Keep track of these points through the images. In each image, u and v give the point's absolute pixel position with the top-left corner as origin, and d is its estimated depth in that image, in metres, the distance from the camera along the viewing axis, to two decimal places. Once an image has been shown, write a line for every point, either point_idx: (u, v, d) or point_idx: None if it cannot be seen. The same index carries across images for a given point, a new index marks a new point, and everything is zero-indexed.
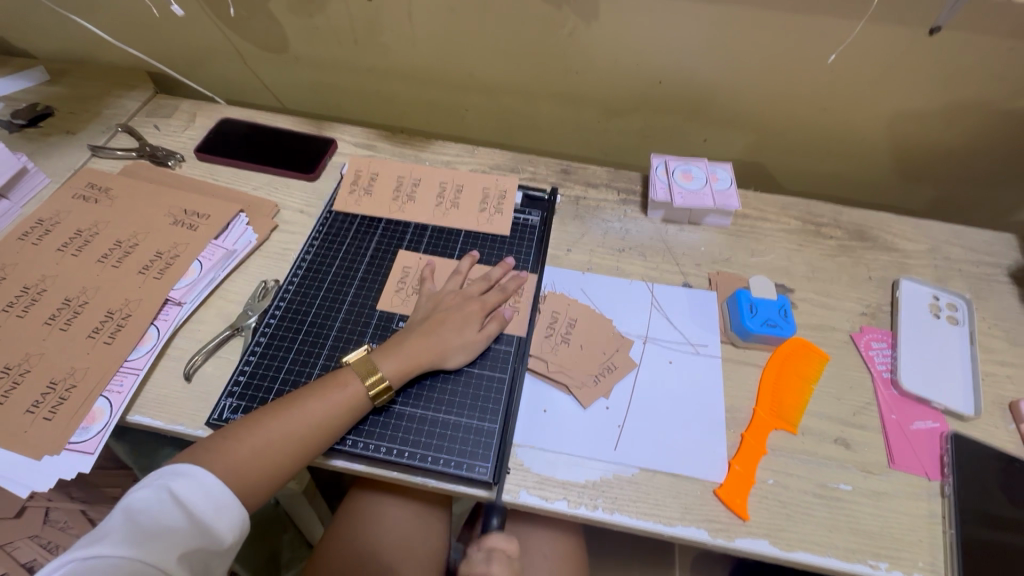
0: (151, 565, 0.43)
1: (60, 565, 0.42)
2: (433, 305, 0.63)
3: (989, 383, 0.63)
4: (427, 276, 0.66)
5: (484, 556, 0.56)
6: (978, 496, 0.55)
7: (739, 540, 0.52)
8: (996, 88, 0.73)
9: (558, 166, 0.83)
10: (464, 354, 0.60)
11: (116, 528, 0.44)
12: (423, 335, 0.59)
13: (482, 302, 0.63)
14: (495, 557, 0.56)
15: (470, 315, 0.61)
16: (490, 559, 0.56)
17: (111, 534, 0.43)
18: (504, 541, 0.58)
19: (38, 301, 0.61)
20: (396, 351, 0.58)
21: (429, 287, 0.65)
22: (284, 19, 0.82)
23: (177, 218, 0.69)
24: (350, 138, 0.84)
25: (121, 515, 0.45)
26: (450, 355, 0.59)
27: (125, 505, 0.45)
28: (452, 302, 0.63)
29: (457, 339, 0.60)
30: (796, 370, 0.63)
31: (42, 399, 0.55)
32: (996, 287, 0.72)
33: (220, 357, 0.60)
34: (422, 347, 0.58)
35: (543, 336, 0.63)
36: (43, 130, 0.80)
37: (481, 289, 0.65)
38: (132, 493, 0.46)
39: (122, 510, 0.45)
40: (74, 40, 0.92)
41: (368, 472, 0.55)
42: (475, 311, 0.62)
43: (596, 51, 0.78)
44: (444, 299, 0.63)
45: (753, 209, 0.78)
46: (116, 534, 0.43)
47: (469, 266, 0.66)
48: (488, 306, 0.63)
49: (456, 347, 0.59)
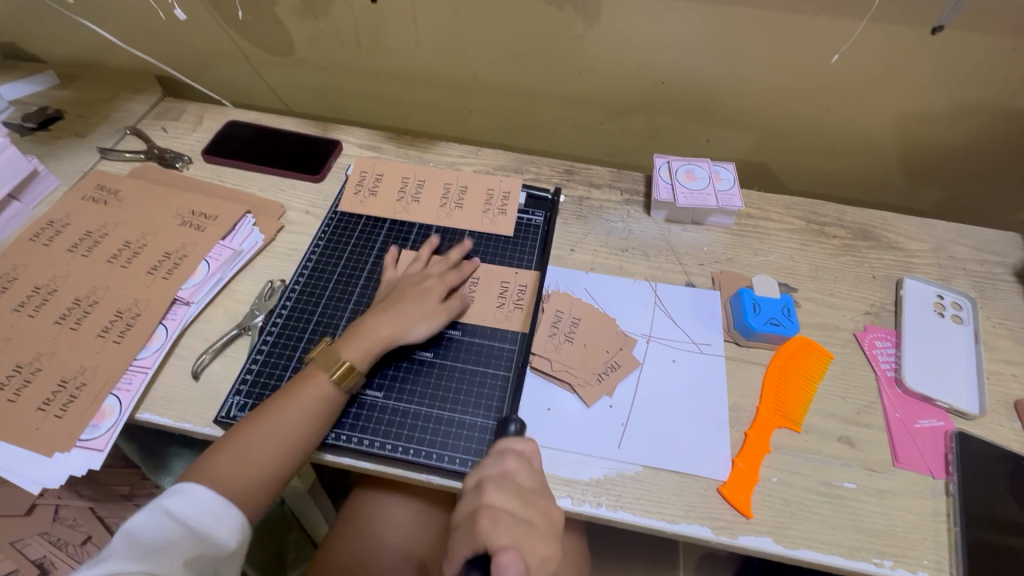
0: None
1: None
2: (392, 288, 0.64)
3: (994, 382, 0.63)
4: (387, 264, 0.67)
5: (499, 456, 0.49)
6: (983, 494, 0.55)
7: (743, 537, 0.52)
8: (999, 86, 0.72)
9: (562, 166, 0.83)
10: (425, 325, 0.60)
11: (118, 551, 0.45)
12: (380, 314, 0.60)
13: (439, 279, 0.64)
14: (512, 455, 0.49)
15: (427, 290, 0.62)
16: (505, 457, 0.49)
17: (114, 555, 0.45)
18: (519, 443, 0.51)
19: (49, 301, 0.62)
20: (354, 334, 0.58)
21: (390, 274, 0.66)
22: (290, 22, 0.83)
23: (185, 219, 0.70)
24: (355, 140, 0.84)
25: (122, 539, 0.46)
26: (410, 327, 0.59)
27: (124, 529, 0.47)
28: (409, 282, 0.64)
29: (416, 313, 0.60)
30: (800, 369, 0.63)
31: (53, 397, 0.56)
32: (1001, 286, 0.72)
33: (228, 356, 0.61)
34: (381, 324, 0.59)
35: (547, 335, 0.63)
36: (53, 133, 0.81)
37: (441, 270, 0.66)
38: (130, 518, 0.47)
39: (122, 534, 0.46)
40: (83, 44, 0.93)
41: (374, 469, 0.56)
42: (434, 287, 0.63)
43: (598, 52, 0.79)
44: (401, 282, 0.64)
45: (756, 209, 0.79)
46: (120, 555, 0.45)
47: (427, 251, 0.68)
48: (446, 284, 0.64)
49: (416, 320, 0.60)
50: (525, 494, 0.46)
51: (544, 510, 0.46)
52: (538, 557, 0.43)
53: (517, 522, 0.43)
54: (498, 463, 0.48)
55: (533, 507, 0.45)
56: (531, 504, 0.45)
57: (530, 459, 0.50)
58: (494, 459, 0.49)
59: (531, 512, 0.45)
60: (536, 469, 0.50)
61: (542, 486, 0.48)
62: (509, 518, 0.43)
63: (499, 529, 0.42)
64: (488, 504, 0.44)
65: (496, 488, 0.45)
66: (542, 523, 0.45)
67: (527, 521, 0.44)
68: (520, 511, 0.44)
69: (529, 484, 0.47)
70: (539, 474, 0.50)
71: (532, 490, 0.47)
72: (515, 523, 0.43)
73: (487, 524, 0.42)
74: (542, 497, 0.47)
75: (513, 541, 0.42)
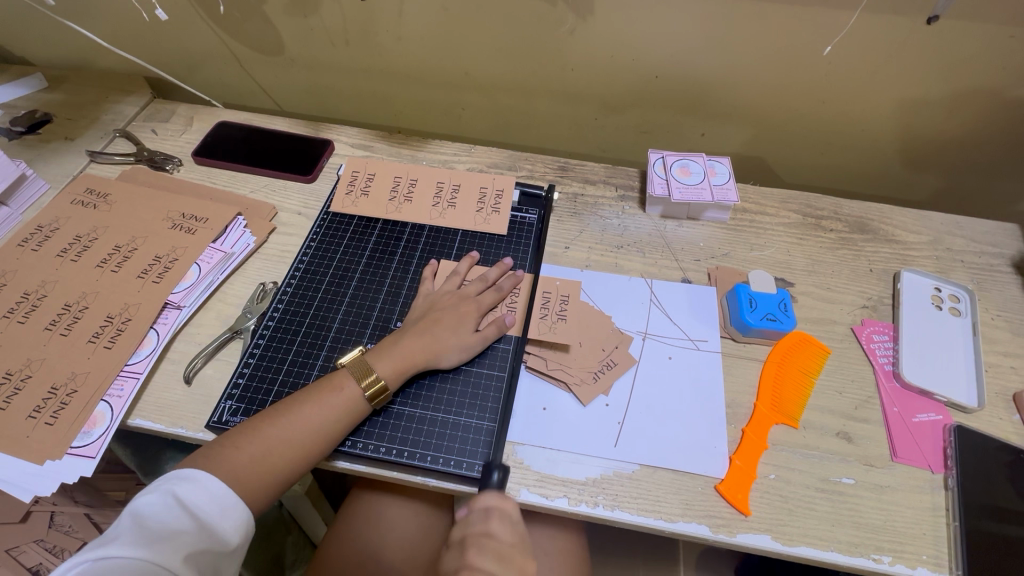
0: (160, 568, 0.43)
1: (72, 569, 0.42)
2: (429, 304, 0.63)
3: (993, 374, 0.63)
4: (426, 276, 0.66)
5: (481, 516, 0.50)
6: (981, 487, 0.55)
7: (741, 535, 0.52)
8: (997, 76, 0.72)
9: (556, 163, 0.82)
10: (459, 353, 0.59)
11: (125, 530, 0.44)
12: (419, 333, 0.59)
13: (477, 302, 0.63)
14: (495, 516, 0.50)
15: (465, 314, 0.61)
16: (489, 519, 0.50)
17: (121, 538, 0.44)
18: (500, 498, 0.51)
19: (38, 307, 0.62)
20: (390, 351, 0.57)
21: (427, 287, 0.65)
22: (279, 21, 0.82)
23: (176, 222, 0.70)
24: (347, 139, 0.84)
25: (128, 520, 0.45)
26: (445, 353, 0.59)
27: (133, 510, 0.46)
28: (448, 302, 0.63)
29: (452, 338, 0.59)
30: (798, 364, 0.62)
31: (43, 405, 0.55)
32: (999, 278, 0.71)
33: (220, 359, 0.61)
34: (418, 345, 0.58)
35: (539, 318, 0.63)
36: (42, 136, 0.81)
37: (478, 290, 0.65)
38: (139, 498, 0.46)
39: (130, 514, 0.46)
40: (71, 46, 0.92)
41: (369, 472, 0.56)
42: (471, 312, 0.62)
43: (591, 45, 0.78)
44: (440, 299, 0.63)
45: (752, 203, 0.78)
46: (125, 537, 0.44)
47: (467, 267, 0.67)
48: (484, 307, 0.63)
49: (452, 345, 0.59)
50: (504, 556, 0.49)
51: (521, 567, 0.50)
52: None
53: None
54: (481, 523, 0.50)
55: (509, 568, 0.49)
56: (510, 565, 0.49)
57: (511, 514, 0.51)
58: (478, 516, 0.50)
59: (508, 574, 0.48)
60: (517, 521, 0.51)
61: (520, 539, 0.51)
62: None
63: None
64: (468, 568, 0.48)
65: (477, 554, 0.49)
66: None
67: None
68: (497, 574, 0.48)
69: (509, 541, 0.50)
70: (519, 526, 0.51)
71: (511, 550, 0.49)
72: None
73: None
74: (519, 552, 0.50)
75: None
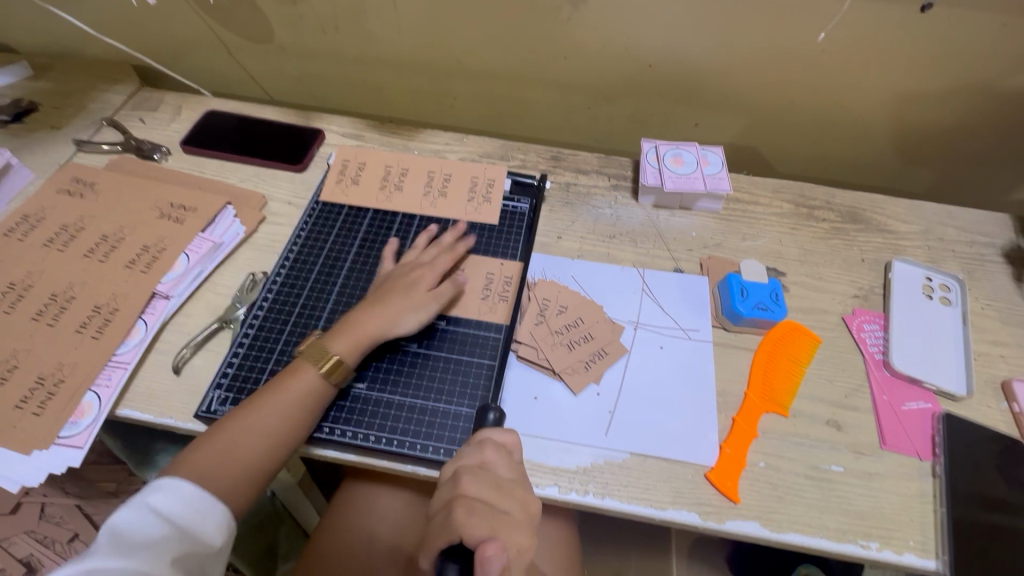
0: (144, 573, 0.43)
1: None
2: (384, 279, 0.63)
3: (982, 363, 0.63)
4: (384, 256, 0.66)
5: (476, 446, 0.48)
6: (970, 473, 0.55)
7: (730, 522, 0.52)
8: (992, 64, 0.72)
9: (548, 152, 0.82)
10: (416, 316, 0.59)
11: (103, 547, 0.44)
12: (372, 306, 0.59)
13: (430, 268, 0.63)
14: (490, 446, 0.48)
15: (416, 280, 0.62)
16: (484, 447, 0.48)
17: (100, 553, 0.43)
18: (499, 433, 0.50)
19: (25, 297, 0.61)
20: (344, 327, 0.58)
21: (386, 266, 0.65)
22: (269, 8, 0.81)
23: (164, 212, 0.69)
24: (338, 128, 0.83)
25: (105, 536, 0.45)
26: (401, 320, 0.59)
27: (108, 526, 0.45)
28: (402, 271, 0.63)
29: (405, 303, 0.59)
30: (789, 354, 0.63)
31: (30, 395, 0.55)
32: (989, 268, 0.71)
33: (209, 349, 0.60)
34: (372, 317, 0.58)
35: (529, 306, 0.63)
36: (27, 125, 0.79)
37: (431, 259, 0.65)
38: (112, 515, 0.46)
39: (106, 531, 0.45)
40: (58, 34, 0.91)
41: (359, 460, 0.55)
42: (424, 276, 0.62)
43: (584, 33, 0.77)
44: (395, 273, 0.63)
45: (744, 193, 0.78)
46: (104, 551, 0.43)
47: (423, 241, 0.67)
48: (437, 272, 0.63)
49: (406, 312, 0.59)
50: (502, 486, 0.46)
51: (521, 500, 0.46)
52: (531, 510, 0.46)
53: (492, 512, 0.44)
54: (476, 453, 0.48)
55: (509, 497, 0.46)
56: (507, 494, 0.46)
57: (510, 450, 0.49)
58: (473, 448, 0.48)
59: (507, 503, 0.45)
60: (515, 457, 0.49)
61: (521, 476, 0.48)
62: (484, 508, 0.44)
63: (474, 519, 0.43)
64: (463, 496, 0.44)
65: (472, 481, 0.45)
66: (518, 513, 0.45)
67: (503, 511, 0.44)
68: (495, 502, 0.45)
69: (507, 475, 0.47)
70: (519, 464, 0.49)
71: (510, 481, 0.47)
72: (490, 512, 0.44)
73: (462, 514, 0.43)
74: (519, 486, 0.47)
75: (489, 531, 0.43)
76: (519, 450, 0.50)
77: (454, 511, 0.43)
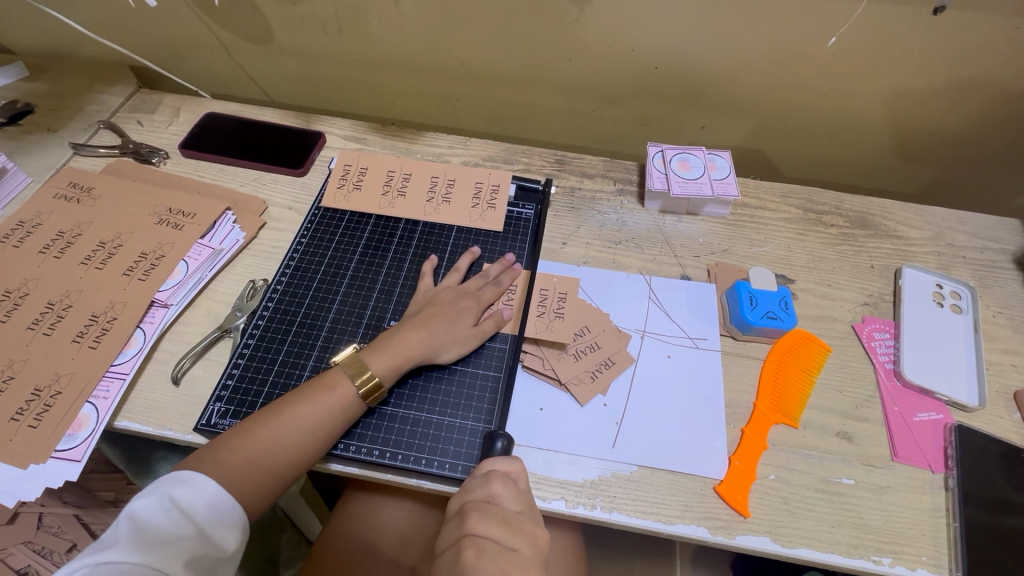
0: (160, 572, 0.43)
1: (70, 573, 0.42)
2: (427, 300, 0.62)
3: (994, 373, 0.62)
4: (427, 271, 0.65)
5: (482, 479, 0.47)
6: (982, 486, 0.54)
7: (740, 537, 0.51)
8: (1004, 69, 0.70)
9: (553, 156, 0.81)
10: (457, 348, 0.58)
11: (122, 535, 0.44)
12: (417, 327, 0.58)
13: (475, 296, 0.62)
14: (497, 479, 0.47)
15: (463, 309, 0.60)
16: (490, 481, 0.47)
17: (120, 543, 0.44)
18: (504, 463, 0.49)
19: (21, 305, 0.60)
20: (387, 345, 0.56)
21: (426, 283, 0.64)
22: (268, 8, 0.80)
23: (162, 218, 0.68)
24: (339, 131, 0.81)
25: (125, 523, 0.45)
26: (443, 348, 0.58)
27: (129, 513, 0.45)
28: (442, 295, 0.62)
29: (449, 332, 0.58)
30: (797, 363, 0.62)
31: (27, 407, 0.54)
32: (1000, 274, 0.70)
33: (209, 359, 0.59)
34: (415, 340, 0.57)
35: (535, 315, 0.62)
36: (23, 128, 0.78)
37: (478, 286, 0.64)
38: (135, 501, 0.46)
39: (127, 517, 0.45)
40: (54, 34, 0.89)
41: (363, 474, 0.54)
42: (470, 307, 0.61)
43: (590, 35, 0.76)
44: (440, 294, 0.62)
45: (752, 198, 0.77)
46: (124, 542, 0.44)
47: (468, 263, 0.66)
48: (482, 302, 0.62)
49: (450, 341, 0.58)
50: (510, 521, 0.45)
51: (529, 534, 0.45)
52: (540, 542, 0.45)
53: (501, 552, 0.43)
54: (484, 488, 0.46)
55: (517, 533, 0.44)
56: (517, 531, 0.44)
57: (515, 480, 0.48)
58: (480, 481, 0.47)
59: (517, 540, 0.44)
60: (523, 490, 0.48)
61: (528, 507, 0.47)
62: (492, 548, 0.43)
63: (483, 561, 0.42)
64: (470, 535, 0.43)
65: (479, 519, 0.44)
66: (528, 549, 0.44)
67: (511, 549, 0.43)
68: (504, 539, 0.43)
69: (515, 508, 0.46)
70: (526, 494, 0.48)
71: (517, 515, 0.45)
72: (500, 552, 0.43)
73: (471, 557, 0.42)
74: (527, 520, 0.46)
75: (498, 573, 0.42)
76: (525, 479, 0.49)
77: (463, 553, 0.42)
